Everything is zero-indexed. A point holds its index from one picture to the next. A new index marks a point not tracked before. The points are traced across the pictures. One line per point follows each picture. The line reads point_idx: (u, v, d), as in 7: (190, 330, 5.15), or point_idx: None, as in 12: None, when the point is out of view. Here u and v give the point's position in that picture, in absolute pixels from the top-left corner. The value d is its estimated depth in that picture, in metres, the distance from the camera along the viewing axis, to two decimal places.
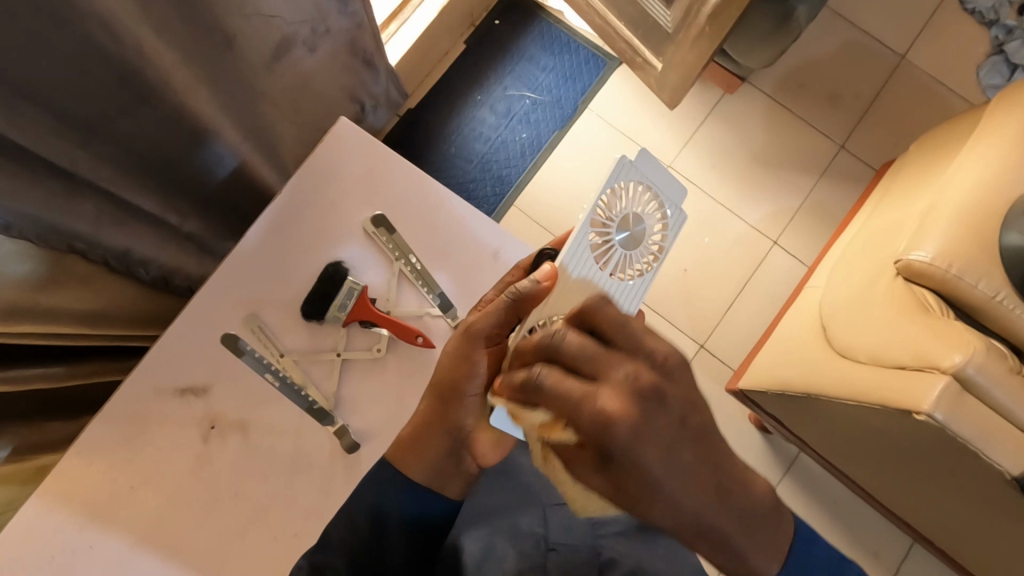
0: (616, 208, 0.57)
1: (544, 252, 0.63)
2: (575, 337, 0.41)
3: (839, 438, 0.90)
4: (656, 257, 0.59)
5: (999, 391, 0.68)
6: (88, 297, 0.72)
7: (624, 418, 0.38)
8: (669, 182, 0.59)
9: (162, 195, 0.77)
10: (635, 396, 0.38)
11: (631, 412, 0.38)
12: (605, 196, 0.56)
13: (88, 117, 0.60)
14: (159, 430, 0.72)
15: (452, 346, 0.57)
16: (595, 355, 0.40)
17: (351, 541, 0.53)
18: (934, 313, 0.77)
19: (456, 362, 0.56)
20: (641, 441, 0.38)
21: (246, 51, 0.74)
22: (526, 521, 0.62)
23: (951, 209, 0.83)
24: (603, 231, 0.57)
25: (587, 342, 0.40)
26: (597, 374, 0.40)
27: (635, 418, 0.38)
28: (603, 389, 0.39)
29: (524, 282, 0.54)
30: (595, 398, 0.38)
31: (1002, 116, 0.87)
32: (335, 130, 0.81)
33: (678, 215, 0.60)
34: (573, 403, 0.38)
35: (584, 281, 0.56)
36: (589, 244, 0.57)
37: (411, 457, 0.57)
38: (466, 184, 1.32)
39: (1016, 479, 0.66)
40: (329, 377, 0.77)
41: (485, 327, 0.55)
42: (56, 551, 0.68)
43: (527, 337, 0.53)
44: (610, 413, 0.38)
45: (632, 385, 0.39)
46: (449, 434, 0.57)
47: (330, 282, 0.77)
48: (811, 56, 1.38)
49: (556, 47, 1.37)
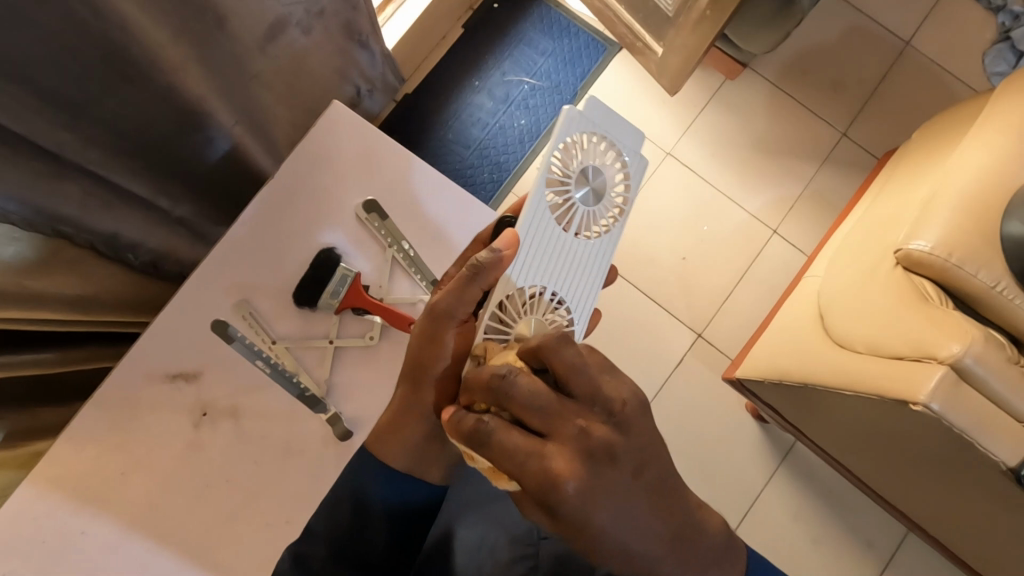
0: (573, 162, 0.57)
1: (503, 218, 0.62)
2: (526, 380, 0.38)
3: (834, 427, 0.90)
4: (622, 210, 0.59)
5: (998, 382, 0.67)
6: (76, 282, 0.72)
7: (571, 477, 0.36)
8: (624, 129, 0.59)
9: (152, 179, 0.76)
10: (585, 455, 0.37)
11: (577, 472, 0.37)
12: (558, 152, 0.56)
13: (74, 98, 0.58)
14: (150, 416, 0.72)
15: (416, 331, 0.54)
16: (546, 405, 0.38)
17: (332, 527, 0.53)
18: (933, 302, 0.77)
19: (422, 344, 0.53)
20: (591, 500, 0.37)
21: (238, 32, 0.73)
22: (522, 507, 0.62)
23: (954, 198, 0.81)
24: (561, 188, 0.57)
25: (541, 386, 0.38)
26: (545, 428, 0.38)
27: (583, 479, 0.37)
28: (550, 447, 0.37)
29: (483, 252, 0.51)
30: (542, 457, 0.37)
31: (1006, 103, 0.86)
32: (328, 115, 0.79)
33: (638, 162, 0.60)
34: (520, 461, 0.37)
35: (550, 246, 0.56)
36: (547, 204, 0.57)
37: (389, 448, 0.55)
38: (463, 169, 1.31)
39: (1012, 469, 0.65)
40: (321, 363, 0.77)
41: (451, 306, 0.52)
42: (47, 537, 0.68)
43: (497, 311, 0.53)
44: (557, 474, 0.36)
45: (581, 443, 0.37)
46: (427, 420, 0.55)
47: (322, 268, 0.76)
48: (815, 42, 1.36)
49: (556, 31, 1.35)
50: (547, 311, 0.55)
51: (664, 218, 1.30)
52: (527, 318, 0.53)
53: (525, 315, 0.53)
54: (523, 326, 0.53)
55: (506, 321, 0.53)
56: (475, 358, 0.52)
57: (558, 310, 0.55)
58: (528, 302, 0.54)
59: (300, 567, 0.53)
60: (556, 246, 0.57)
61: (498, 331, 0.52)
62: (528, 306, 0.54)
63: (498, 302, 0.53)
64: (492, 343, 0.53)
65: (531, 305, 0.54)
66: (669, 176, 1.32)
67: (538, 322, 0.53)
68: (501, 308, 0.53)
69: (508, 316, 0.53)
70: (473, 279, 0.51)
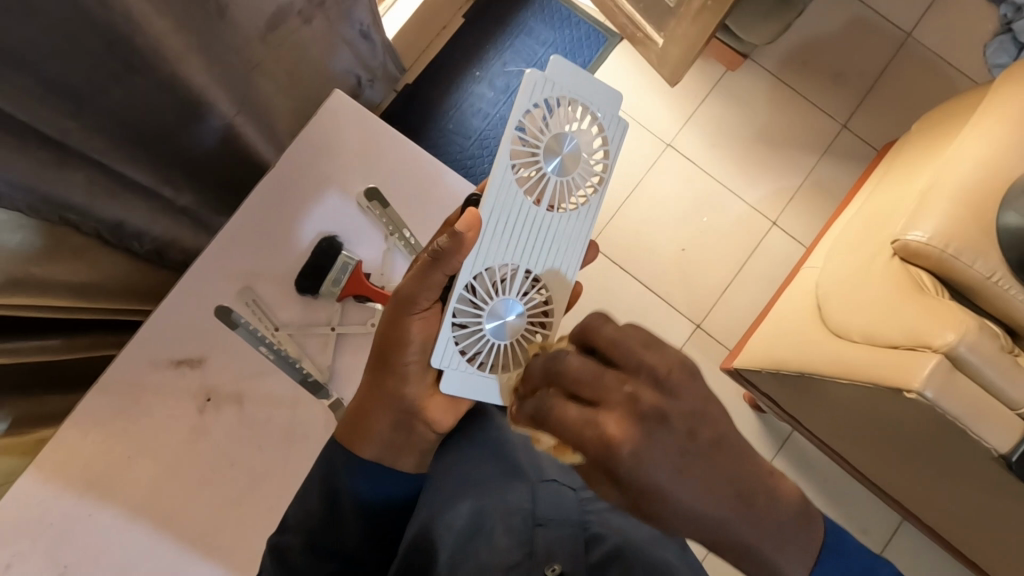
0: (542, 130, 0.58)
1: (471, 199, 0.64)
2: (576, 359, 0.39)
3: (828, 416, 0.91)
4: (600, 177, 0.61)
5: (990, 370, 0.68)
6: (81, 270, 0.73)
7: (624, 440, 0.35)
8: (600, 92, 0.61)
9: (155, 167, 0.76)
10: (636, 419, 0.36)
11: (630, 436, 0.35)
12: (527, 124, 0.58)
13: (78, 86, 0.58)
14: (155, 402, 0.73)
15: (383, 318, 0.57)
16: (593, 377, 0.38)
17: (306, 520, 0.55)
18: (928, 292, 0.78)
19: (387, 333, 0.56)
20: (643, 465, 0.35)
21: (239, 21, 0.73)
22: (515, 496, 0.61)
23: (952, 189, 0.82)
24: (532, 159, 0.58)
25: (587, 363, 0.39)
26: (597, 398, 0.38)
27: (637, 444, 0.35)
28: (603, 413, 0.36)
29: (444, 237, 0.53)
30: (597, 424, 0.36)
31: (1006, 93, 0.86)
32: (329, 103, 0.79)
33: (613, 122, 0.61)
34: (577, 429, 0.37)
35: (523, 222, 0.58)
36: (517, 178, 0.58)
37: (356, 437, 0.56)
38: (464, 160, 1.31)
39: (1004, 456, 0.66)
40: (323, 350, 0.78)
41: (412, 293, 0.54)
42: (54, 521, 0.69)
43: (466, 292, 0.56)
44: (611, 438, 0.35)
45: (632, 408, 0.36)
46: (395, 410, 0.56)
47: (324, 256, 0.76)
48: (816, 33, 1.36)
49: (557, 21, 1.35)
50: (523, 290, 0.58)
51: (665, 209, 1.31)
52: (499, 297, 0.57)
53: (496, 295, 0.57)
54: (494, 305, 0.57)
55: (478, 302, 0.57)
56: (443, 342, 0.56)
57: (535, 288, 0.59)
58: (500, 283, 0.57)
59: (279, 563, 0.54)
60: (530, 222, 0.58)
61: (471, 314, 0.57)
62: (499, 287, 0.57)
63: (465, 285, 0.57)
64: (466, 326, 0.57)
65: (504, 286, 0.58)
66: (669, 167, 1.32)
67: (509, 300, 0.57)
68: (470, 290, 0.57)
69: (480, 300, 0.57)
70: (435, 264, 0.53)
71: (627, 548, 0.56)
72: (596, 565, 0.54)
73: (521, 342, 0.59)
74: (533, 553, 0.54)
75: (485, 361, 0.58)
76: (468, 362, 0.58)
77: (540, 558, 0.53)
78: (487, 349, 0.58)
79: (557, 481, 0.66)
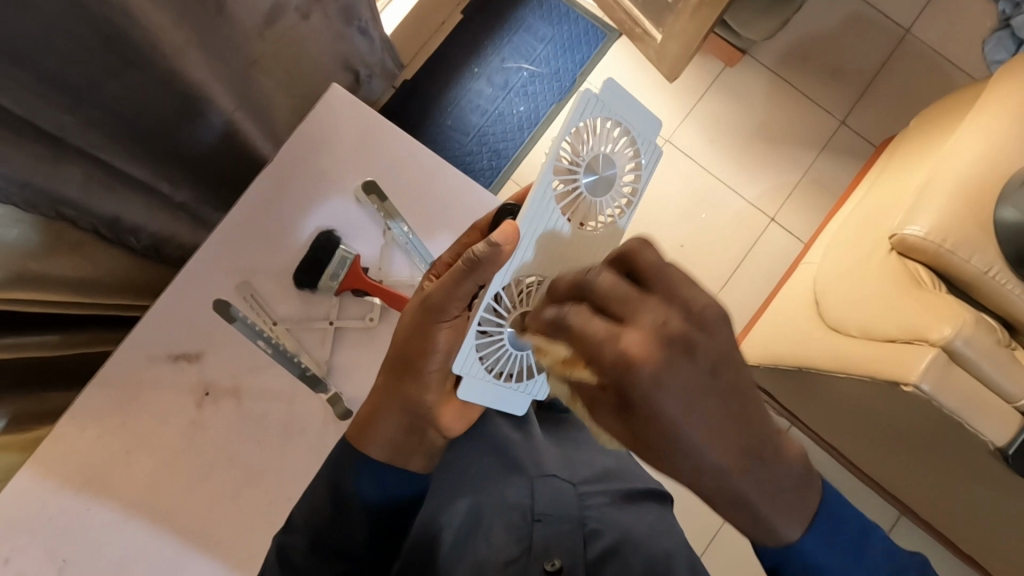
0: (583, 149, 0.51)
1: (502, 208, 0.58)
2: (608, 279, 0.35)
3: (825, 409, 0.92)
4: (628, 202, 0.55)
5: (987, 363, 0.68)
6: (79, 265, 0.73)
7: (647, 363, 0.31)
8: (641, 116, 0.53)
9: (153, 162, 0.76)
10: (663, 343, 0.31)
11: (655, 357, 0.31)
12: (569, 137, 0.50)
13: (75, 80, 0.58)
14: (153, 396, 0.73)
15: (409, 320, 0.54)
16: (627, 294, 0.34)
17: (312, 522, 0.54)
18: (925, 286, 0.78)
19: (411, 336, 0.54)
20: (660, 388, 0.31)
21: (237, 16, 0.73)
22: (514, 492, 0.64)
23: (949, 184, 0.82)
24: (569, 176, 0.51)
25: (622, 283, 0.34)
26: (624, 315, 0.33)
27: (659, 365, 0.31)
28: (627, 331, 0.32)
29: (480, 245, 0.48)
30: (619, 340, 0.32)
31: (1003, 88, 0.86)
32: (327, 98, 0.79)
33: (650, 149, 0.54)
34: (595, 345, 0.32)
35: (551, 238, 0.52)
36: (554, 194, 0.51)
37: (366, 436, 0.55)
38: (462, 156, 1.31)
39: (1000, 449, 0.67)
40: (321, 344, 0.78)
41: (442, 300, 0.51)
42: (54, 515, 0.69)
43: (494, 301, 0.51)
44: (631, 356, 0.31)
45: (661, 333, 0.32)
46: (408, 412, 0.55)
47: (322, 250, 0.76)
48: (815, 29, 1.36)
49: (555, 18, 1.35)
50: None
51: (664, 204, 1.31)
52: (524, 310, 0.51)
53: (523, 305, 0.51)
54: (519, 319, 0.51)
55: (502, 313, 0.51)
56: (466, 350, 0.51)
57: None
58: (527, 294, 0.51)
59: (284, 562, 0.54)
60: (562, 245, 0.52)
61: (493, 324, 0.51)
62: (524, 298, 0.51)
63: (493, 295, 0.50)
64: (487, 334, 0.51)
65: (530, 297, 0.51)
66: (667, 163, 1.32)
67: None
68: (497, 300, 0.51)
69: (504, 309, 0.51)
70: (470, 273, 0.49)
71: (624, 543, 0.59)
72: (593, 560, 0.59)
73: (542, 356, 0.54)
74: (531, 548, 0.59)
75: (504, 371, 0.54)
76: (486, 370, 0.53)
77: (537, 554, 0.58)
78: (508, 361, 0.53)
79: (558, 477, 0.66)
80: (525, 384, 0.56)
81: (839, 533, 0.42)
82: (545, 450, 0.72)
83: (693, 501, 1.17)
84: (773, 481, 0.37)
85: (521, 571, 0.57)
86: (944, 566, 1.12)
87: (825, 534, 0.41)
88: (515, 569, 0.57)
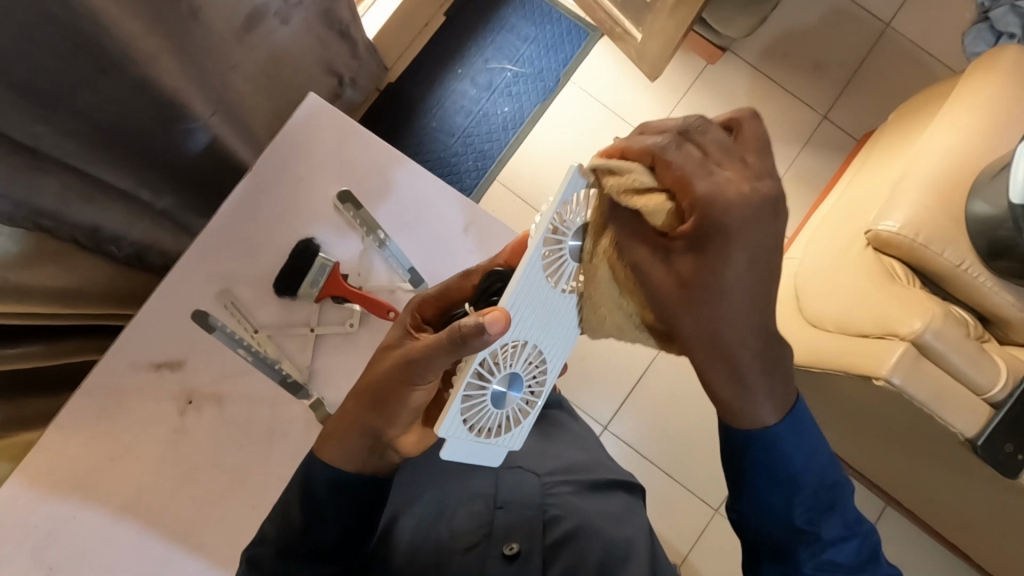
0: (569, 216, 0.47)
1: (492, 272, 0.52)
2: (712, 133, 0.44)
3: (803, 393, 0.95)
4: None
5: (956, 356, 0.69)
6: (62, 275, 0.74)
7: (734, 204, 0.42)
8: None
9: (132, 171, 0.77)
10: (753, 195, 0.42)
11: (744, 203, 0.42)
12: (558, 210, 0.45)
13: (51, 92, 0.59)
14: (138, 404, 0.74)
15: (388, 369, 0.52)
16: (726, 146, 0.44)
17: (284, 532, 0.55)
18: (900, 281, 0.79)
19: (390, 384, 0.52)
20: (736, 231, 0.42)
21: (212, 24, 0.73)
22: (477, 483, 0.69)
23: (923, 178, 0.83)
24: (555, 244, 0.47)
25: (722, 137, 0.44)
26: (718, 162, 0.43)
27: (746, 208, 0.42)
28: (724, 175, 0.43)
29: (465, 325, 0.45)
30: (710, 178, 0.42)
31: (974, 83, 0.87)
32: (304, 107, 0.80)
33: None
34: (694, 175, 0.42)
35: (534, 310, 0.48)
36: (540, 259, 0.47)
37: (332, 450, 0.55)
38: (447, 158, 1.31)
39: (969, 440, 0.69)
40: (302, 349, 0.79)
41: (423, 367, 0.49)
42: (38, 525, 0.69)
43: (478, 367, 0.48)
44: (727, 191, 0.42)
45: (751, 188, 0.42)
46: (370, 438, 0.54)
47: (301, 257, 0.77)
48: (796, 24, 1.36)
49: (538, 18, 1.35)
50: (525, 365, 0.50)
51: None
52: (508, 370, 0.49)
53: (505, 366, 0.49)
54: (503, 378, 0.49)
55: (486, 376, 0.49)
56: (451, 417, 0.47)
57: (536, 367, 0.51)
58: (508, 355, 0.49)
59: (253, 571, 0.55)
60: (540, 310, 0.48)
61: (476, 387, 0.49)
62: (508, 358, 0.49)
63: (479, 360, 0.47)
64: (469, 397, 0.49)
65: (509, 357, 0.49)
66: None
67: (516, 374, 0.50)
68: (481, 365, 0.48)
69: (487, 372, 0.48)
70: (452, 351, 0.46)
71: (583, 531, 0.65)
72: (551, 545, 0.64)
73: (518, 407, 0.52)
74: (491, 534, 0.64)
75: (481, 427, 0.50)
76: (470, 431, 0.50)
77: (497, 538, 0.64)
78: (487, 418, 0.50)
79: (523, 469, 0.72)
80: (502, 437, 0.53)
81: (804, 437, 0.49)
82: None
83: (680, 495, 1.18)
84: (773, 366, 0.47)
85: (479, 556, 0.63)
86: (930, 553, 1.14)
87: (791, 427, 0.48)
88: (476, 552, 0.63)
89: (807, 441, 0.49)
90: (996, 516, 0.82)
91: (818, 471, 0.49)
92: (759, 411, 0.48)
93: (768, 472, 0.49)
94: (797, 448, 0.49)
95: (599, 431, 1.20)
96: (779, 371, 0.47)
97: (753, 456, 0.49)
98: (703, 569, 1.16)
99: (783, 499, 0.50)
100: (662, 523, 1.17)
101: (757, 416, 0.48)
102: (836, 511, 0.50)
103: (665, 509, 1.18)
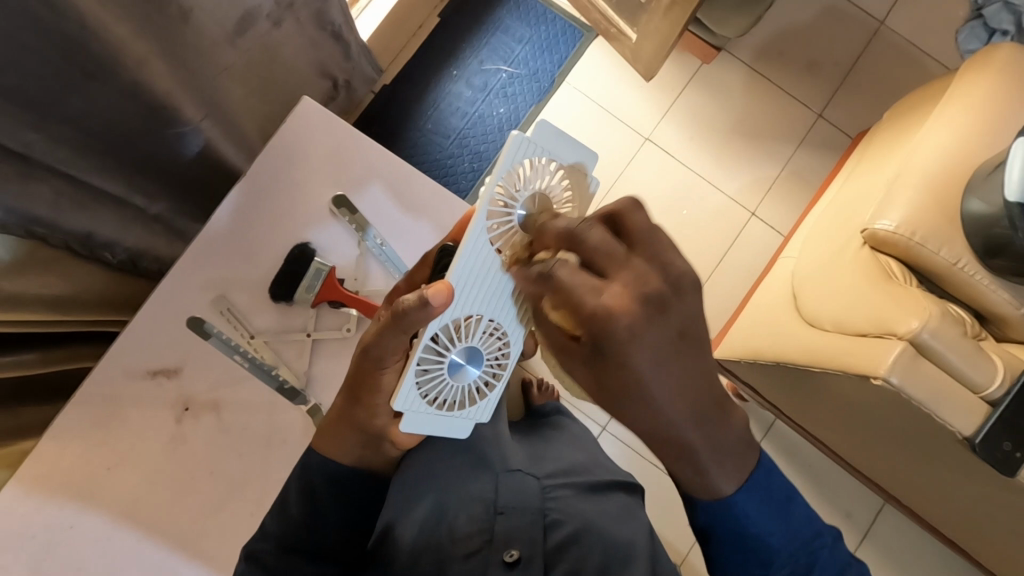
0: (519, 186, 0.49)
1: (445, 248, 0.54)
2: (597, 234, 0.40)
3: (801, 394, 0.96)
4: None
5: (954, 355, 0.70)
6: (57, 282, 0.73)
7: (625, 314, 0.39)
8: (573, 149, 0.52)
9: (125, 176, 0.76)
10: (640, 299, 0.39)
11: (632, 310, 0.39)
12: (503, 180, 0.49)
13: (43, 98, 0.59)
14: (135, 412, 0.74)
15: (354, 361, 0.51)
16: (611, 252, 0.40)
17: (285, 534, 0.55)
18: (897, 280, 0.79)
19: (359, 376, 0.51)
20: (637, 339, 0.39)
21: (203, 27, 0.73)
22: (477, 487, 0.69)
23: (919, 176, 0.83)
24: (504, 214, 0.49)
25: (607, 240, 0.40)
26: (606, 270, 0.40)
27: (637, 317, 0.39)
28: (610, 286, 0.39)
29: (410, 297, 0.45)
30: (600, 294, 0.39)
31: (968, 83, 0.87)
32: (299, 112, 0.80)
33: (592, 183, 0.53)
34: (581, 292, 0.39)
35: (486, 283, 0.50)
36: (488, 231, 0.49)
37: (327, 442, 0.55)
38: (444, 160, 1.31)
39: (967, 439, 0.69)
40: (299, 356, 0.79)
41: (380, 350, 0.48)
42: (35, 535, 0.69)
43: (431, 339, 0.49)
44: (614, 304, 0.39)
45: (638, 290, 0.39)
46: (360, 431, 0.53)
47: (297, 261, 0.78)
48: (791, 23, 1.37)
49: (533, 18, 1.35)
50: (484, 340, 0.51)
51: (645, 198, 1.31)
52: (464, 343, 0.50)
53: (462, 339, 0.50)
54: (461, 350, 0.50)
55: (442, 349, 0.50)
56: (407, 389, 0.49)
57: (499, 338, 0.52)
58: (463, 329, 0.50)
59: (253, 567, 0.54)
60: (493, 280, 0.50)
61: (432, 360, 0.50)
62: (463, 332, 0.50)
63: (431, 335, 0.49)
64: (426, 371, 0.50)
65: (465, 331, 0.50)
66: (648, 160, 1.33)
67: (475, 348, 0.51)
68: (434, 337, 0.49)
69: (443, 345, 0.50)
70: (399, 325, 0.46)
71: (584, 534, 0.65)
72: (552, 551, 0.64)
73: (481, 381, 0.53)
74: (492, 539, 0.63)
75: (444, 400, 0.52)
76: (429, 404, 0.51)
77: (498, 545, 0.63)
78: (447, 391, 0.51)
79: (523, 472, 0.72)
80: (467, 409, 0.54)
81: (771, 494, 0.47)
82: (514, 448, 0.77)
83: (680, 495, 1.18)
84: (721, 446, 0.44)
85: (480, 564, 0.61)
86: (930, 551, 1.14)
87: (755, 492, 0.47)
88: (475, 561, 0.62)
89: (774, 503, 0.47)
90: (996, 515, 0.82)
91: (792, 532, 0.47)
92: (709, 478, 0.45)
93: (735, 542, 0.47)
94: (766, 516, 0.47)
95: (599, 432, 1.20)
96: (728, 440, 0.45)
97: (720, 532, 0.47)
98: (703, 569, 1.16)
99: (757, 563, 0.47)
100: (662, 524, 1.17)
101: (716, 495, 0.46)
102: (817, 573, 0.47)
103: (665, 509, 1.18)
